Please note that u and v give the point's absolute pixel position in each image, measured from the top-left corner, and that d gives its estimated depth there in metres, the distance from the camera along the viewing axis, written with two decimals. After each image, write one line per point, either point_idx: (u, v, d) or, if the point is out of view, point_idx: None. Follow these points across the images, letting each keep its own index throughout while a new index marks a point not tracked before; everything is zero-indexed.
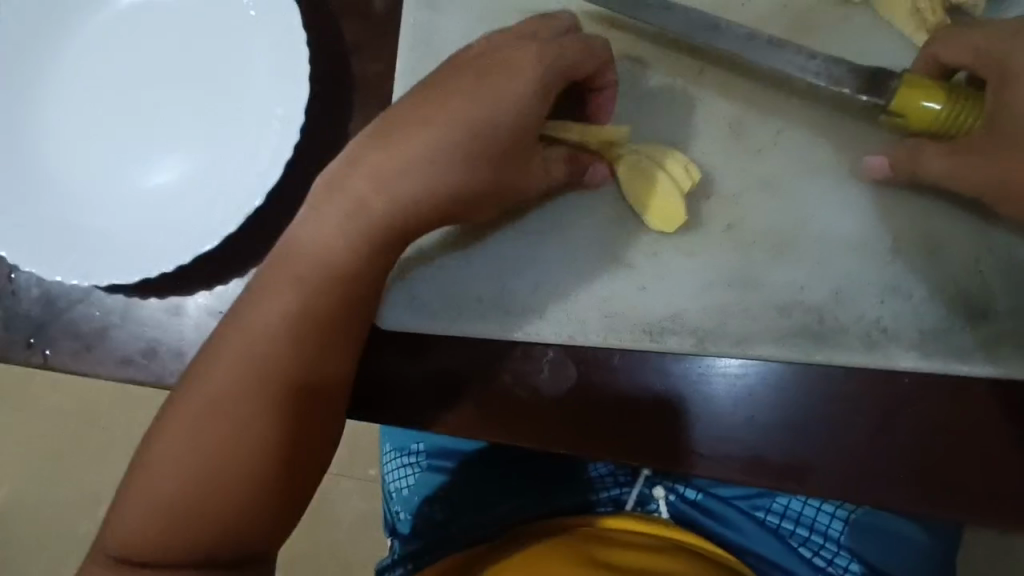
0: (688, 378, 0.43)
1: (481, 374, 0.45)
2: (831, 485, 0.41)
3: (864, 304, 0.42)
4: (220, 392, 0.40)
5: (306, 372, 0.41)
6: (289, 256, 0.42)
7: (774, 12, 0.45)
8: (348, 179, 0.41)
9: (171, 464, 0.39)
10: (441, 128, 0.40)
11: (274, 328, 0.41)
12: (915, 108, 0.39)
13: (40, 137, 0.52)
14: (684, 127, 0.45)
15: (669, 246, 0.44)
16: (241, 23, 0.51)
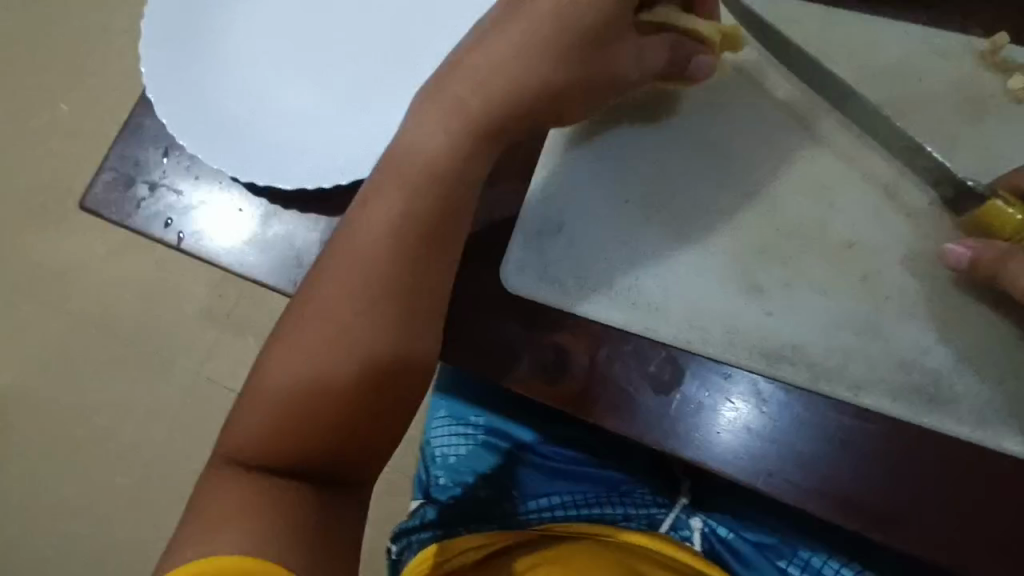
0: (756, 406, 0.44)
1: (609, 368, 0.46)
2: (927, 544, 0.41)
3: (981, 382, 0.43)
4: (336, 311, 0.43)
5: (384, 330, 0.43)
6: (360, 215, 0.44)
7: (947, 95, 0.48)
8: (435, 97, 0.45)
9: (287, 373, 0.42)
10: (521, 26, 0.43)
11: (387, 250, 0.43)
12: (1002, 212, 0.42)
13: (226, 39, 0.55)
14: (838, 178, 0.47)
15: (802, 282, 0.46)
16: None
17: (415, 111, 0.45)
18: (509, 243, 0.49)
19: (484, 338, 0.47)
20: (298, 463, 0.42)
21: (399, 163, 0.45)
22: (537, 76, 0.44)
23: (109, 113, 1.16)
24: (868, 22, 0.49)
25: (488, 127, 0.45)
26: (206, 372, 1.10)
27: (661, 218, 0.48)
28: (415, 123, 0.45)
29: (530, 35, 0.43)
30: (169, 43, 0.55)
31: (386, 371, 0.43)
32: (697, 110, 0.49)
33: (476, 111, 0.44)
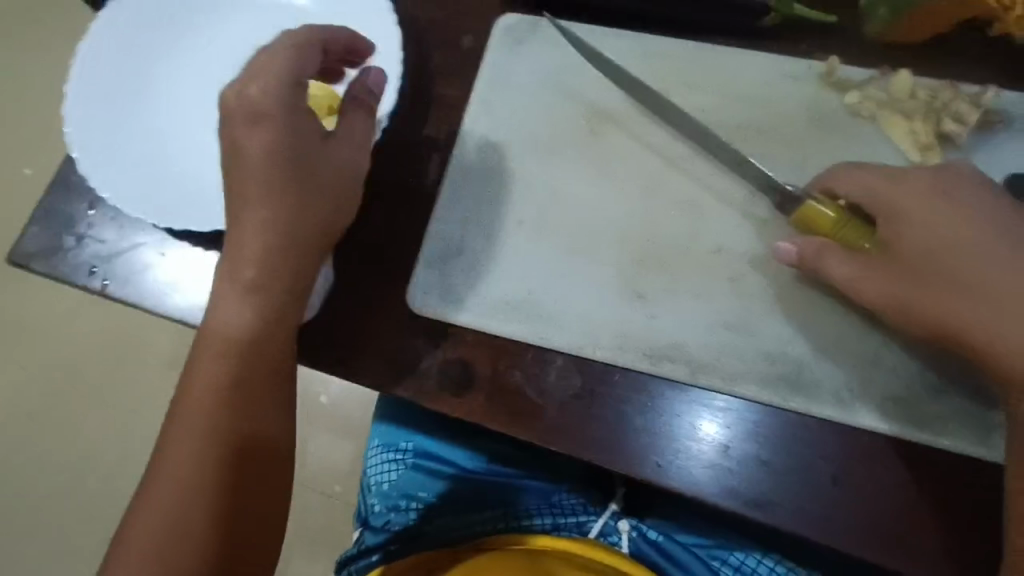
0: (671, 399, 0.48)
1: (512, 375, 0.50)
2: (795, 518, 0.45)
3: (839, 367, 0.47)
4: (216, 392, 0.46)
5: (240, 427, 0.46)
6: (212, 327, 0.47)
7: (796, 115, 0.54)
8: (268, 222, 0.45)
9: (184, 457, 0.46)
10: (274, 137, 0.45)
11: (252, 329, 0.46)
12: (819, 213, 0.46)
13: (143, 96, 0.59)
14: (704, 191, 0.52)
15: (678, 286, 0.50)
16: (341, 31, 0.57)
17: (237, 226, 0.46)
18: (415, 263, 0.53)
19: (396, 360, 0.51)
20: (200, 540, 0.45)
21: (226, 289, 0.46)
22: (309, 184, 0.46)
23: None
24: (722, 54, 0.55)
25: (298, 243, 0.46)
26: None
27: (551, 236, 0.53)
28: (231, 251, 0.46)
29: (269, 156, 0.45)
30: (87, 101, 0.58)
31: (258, 476, 0.47)
32: (578, 143, 0.55)
33: (298, 228, 0.46)
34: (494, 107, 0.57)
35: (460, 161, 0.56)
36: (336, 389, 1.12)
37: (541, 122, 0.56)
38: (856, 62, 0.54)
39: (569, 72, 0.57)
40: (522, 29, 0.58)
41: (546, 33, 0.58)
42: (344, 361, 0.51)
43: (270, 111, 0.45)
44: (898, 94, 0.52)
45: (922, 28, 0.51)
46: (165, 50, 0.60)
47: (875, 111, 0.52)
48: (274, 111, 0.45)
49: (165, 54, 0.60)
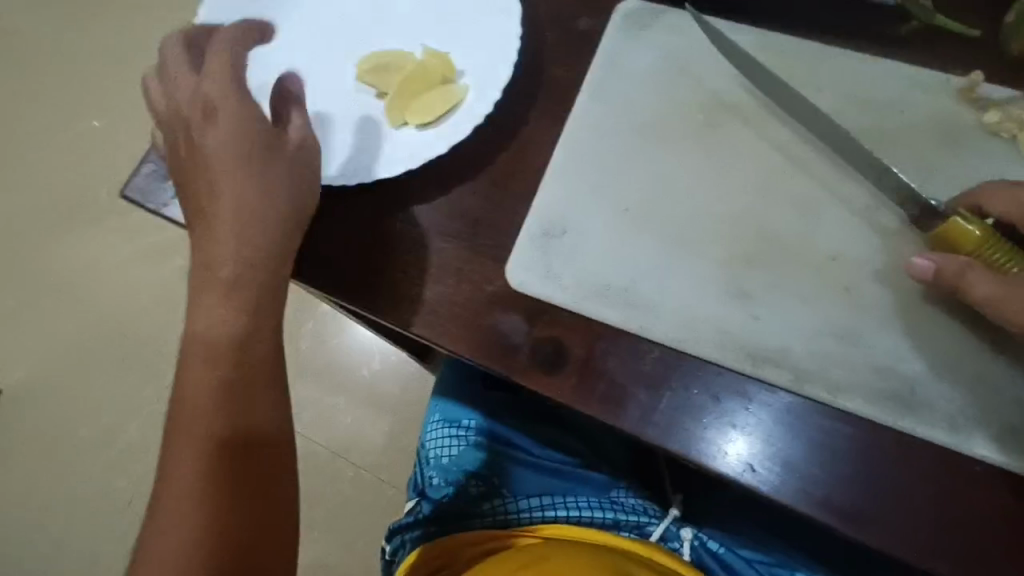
0: (739, 410, 0.47)
1: (607, 361, 0.49)
2: (893, 540, 0.44)
3: (955, 390, 0.45)
4: (195, 396, 0.46)
5: (245, 435, 0.46)
6: (195, 333, 0.47)
7: (928, 128, 0.51)
8: (234, 197, 0.48)
9: (193, 476, 0.44)
10: (244, 127, 0.49)
11: (213, 317, 0.47)
12: (963, 228, 0.44)
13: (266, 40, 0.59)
14: (824, 197, 0.51)
15: (789, 290, 0.49)
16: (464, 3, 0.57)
17: (221, 218, 0.48)
18: (518, 238, 0.53)
19: (492, 332, 0.51)
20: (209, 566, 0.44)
21: (209, 292, 0.47)
22: (278, 170, 0.49)
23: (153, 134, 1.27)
24: (849, 57, 0.54)
25: (268, 213, 0.48)
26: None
27: (654, 227, 0.52)
28: (204, 234, 0.48)
29: (233, 134, 0.49)
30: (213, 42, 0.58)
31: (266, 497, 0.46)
32: (694, 135, 0.54)
33: (257, 204, 0.48)
34: (610, 90, 0.56)
35: (570, 140, 0.55)
36: (388, 363, 1.13)
37: (657, 110, 0.55)
38: (999, 79, 0.52)
39: (691, 63, 0.55)
40: (643, 15, 0.57)
41: (669, 21, 0.57)
42: (438, 328, 0.51)
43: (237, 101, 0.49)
44: None
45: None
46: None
47: (1016, 132, 0.50)
48: (225, 133, 0.49)
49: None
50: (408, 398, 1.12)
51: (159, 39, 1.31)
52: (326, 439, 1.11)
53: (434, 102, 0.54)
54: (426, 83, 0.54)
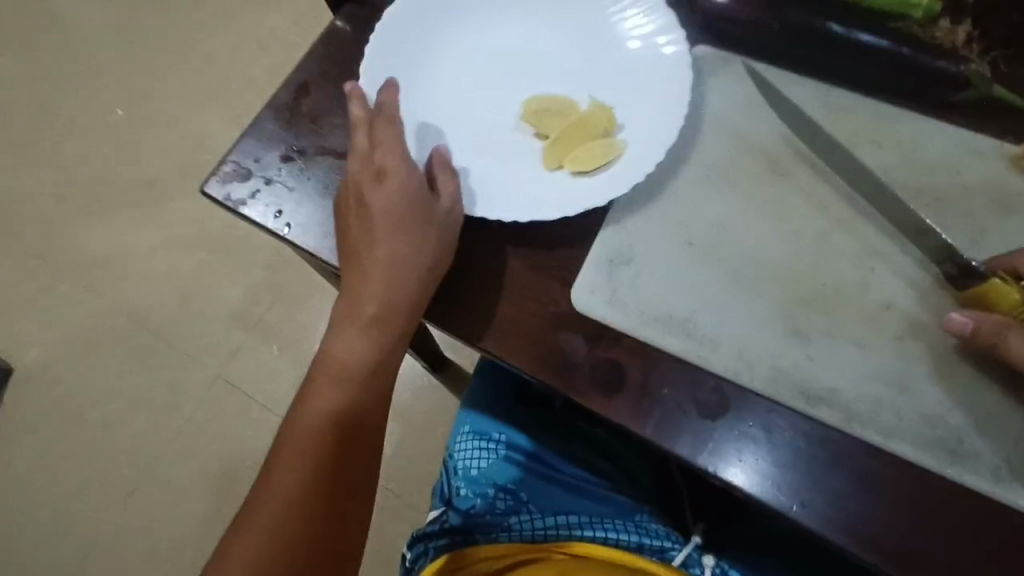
0: (784, 444, 0.49)
1: (662, 389, 0.51)
2: None
3: (999, 443, 0.47)
4: (313, 414, 0.54)
5: (348, 450, 0.54)
6: (326, 370, 0.54)
7: (976, 190, 0.54)
8: (389, 250, 0.54)
9: (293, 474, 0.52)
10: (405, 188, 0.54)
11: (343, 353, 0.54)
12: (1002, 290, 0.48)
13: (437, 62, 0.62)
14: (878, 249, 0.53)
15: (842, 335, 0.51)
16: (633, 56, 0.60)
17: (370, 266, 0.54)
18: (582, 264, 0.55)
19: (550, 350, 0.53)
20: (297, 553, 0.51)
21: (352, 320, 0.54)
22: (426, 230, 0.54)
23: (194, 131, 1.31)
24: (906, 118, 0.57)
25: (415, 269, 0.53)
26: (246, 370, 1.17)
27: (717, 264, 0.55)
28: (355, 276, 0.55)
29: (395, 197, 0.54)
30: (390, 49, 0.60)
31: (351, 502, 0.54)
32: (757, 179, 0.57)
33: (409, 260, 0.53)
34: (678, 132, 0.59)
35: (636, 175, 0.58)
36: (405, 372, 1.15)
37: (724, 152, 0.58)
38: None
39: (757, 111, 0.58)
40: (714, 63, 0.60)
41: (737, 70, 0.60)
42: (502, 342, 0.54)
43: (403, 165, 0.55)
44: None
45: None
46: (472, 22, 0.63)
47: None
48: (391, 193, 0.54)
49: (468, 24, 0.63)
50: (422, 407, 1.13)
51: (210, 44, 1.37)
52: None
53: (593, 152, 0.56)
54: (588, 132, 0.56)
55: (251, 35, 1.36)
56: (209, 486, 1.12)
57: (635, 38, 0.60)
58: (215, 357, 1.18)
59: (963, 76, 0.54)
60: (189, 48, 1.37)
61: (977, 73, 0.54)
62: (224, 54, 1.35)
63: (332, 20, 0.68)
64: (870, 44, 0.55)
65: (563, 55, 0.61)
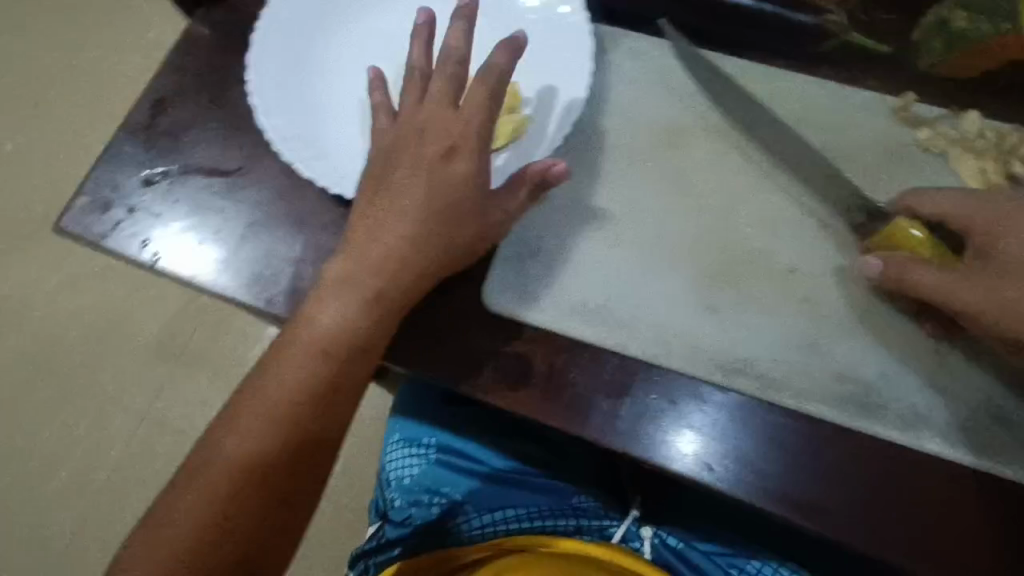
0: (694, 410, 0.49)
1: (579, 378, 0.50)
2: (849, 528, 0.46)
3: (906, 392, 0.49)
4: (276, 388, 0.46)
5: (306, 437, 0.46)
6: (298, 341, 0.47)
7: (870, 140, 0.54)
8: (403, 227, 0.48)
9: (235, 450, 0.45)
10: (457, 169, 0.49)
11: (333, 326, 0.46)
12: (907, 230, 0.47)
13: (332, 56, 0.59)
14: (780, 211, 0.53)
15: (752, 303, 0.51)
16: (539, 25, 0.57)
17: (381, 239, 0.48)
18: (488, 259, 0.53)
19: (455, 353, 0.50)
20: (227, 538, 0.45)
21: (342, 291, 0.47)
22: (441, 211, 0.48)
23: (66, 147, 1.19)
24: (796, 75, 0.56)
25: (429, 262, 0.48)
26: (167, 404, 1.07)
27: (625, 243, 0.53)
28: (359, 244, 0.48)
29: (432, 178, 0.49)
30: (278, 47, 0.57)
31: (293, 496, 0.47)
32: (658, 150, 0.55)
33: (426, 245, 0.48)
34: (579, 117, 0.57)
35: None
36: None
37: (625, 129, 0.56)
38: (928, 95, 0.55)
39: (650, 79, 0.57)
40: (605, 38, 0.58)
41: (628, 41, 0.58)
42: (405, 351, 0.50)
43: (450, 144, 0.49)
44: (970, 134, 0.53)
45: (970, 70, 0.54)
46: (365, 7, 0.60)
47: (948, 148, 0.53)
48: (430, 175, 0.49)
49: (363, 9, 0.60)
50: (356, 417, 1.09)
51: (75, 50, 1.24)
52: None
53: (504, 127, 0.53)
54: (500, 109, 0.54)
55: (121, 37, 1.24)
56: (126, 530, 1.03)
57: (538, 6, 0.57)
58: (118, 391, 1.08)
59: (824, 29, 0.56)
60: (51, 57, 1.24)
61: (836, 24, 0.55)
62: (91, 63, 1.23)
63: (189, 25, 0.63)
64: (732, 1, 0.56)
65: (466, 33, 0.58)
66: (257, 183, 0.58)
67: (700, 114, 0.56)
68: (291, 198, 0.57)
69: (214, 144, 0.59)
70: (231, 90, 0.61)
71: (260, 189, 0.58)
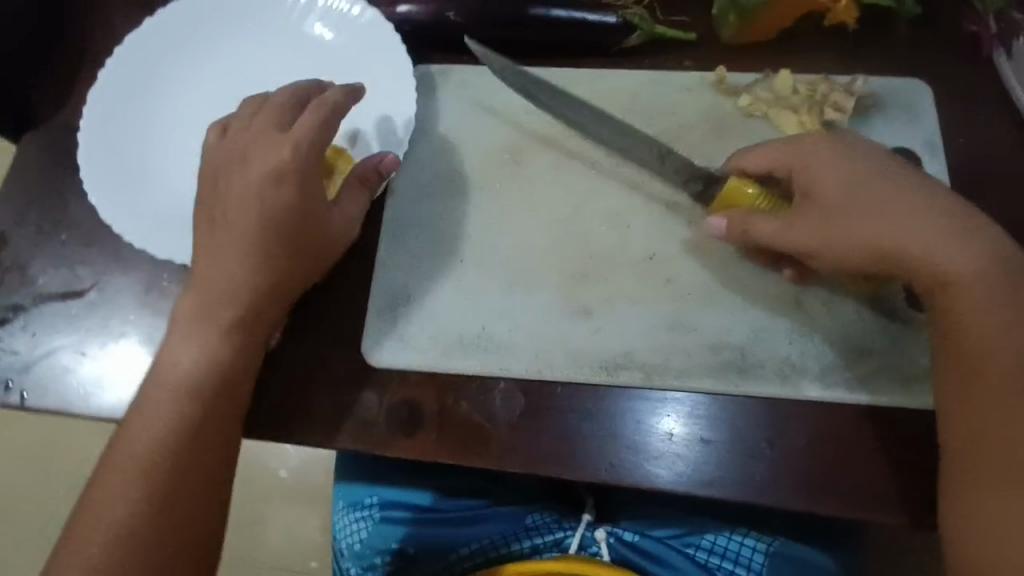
0: (584, 409, 0.50)
1: (474, 411, 0.51)
2: (753, 490, 0.47)
3: (778, 345, 0.50)
4: (149, 426, 0.47)
5: (186, 466, 0.47)
6: (162, 374, 0.48)
7: (693, 118, 0.57)
8: (240, 243, 0.49)
9: (112, 497, 0.46)
10: (263, 168, 0.49)
11: (194, 353, 0.48)
12: (743, 187, 0.49)
13: (165, 133, 0.59)
14: (630, 203, 0.55)
15: (620, 298, 0.53)
16: (358, 68, 0.59)
17: (213, 258, 0.49)
18: (364, 315, 0.54)
19: (349, 416, 0.51)
20: None
21: (197, 318, 0.49)
22: (272, 220, 0.49)
23: None
24: (611, 74, 0.59)
25: (266, 272, 0.49)
26: None
27: (489, 268, 0.54)
28: (200, 267, 0.50)
29: (248, 190, 0.49)
30: (107, 136, 0.58)
31: (186, 532, 0.46)
32: (503, 172, 0.57)
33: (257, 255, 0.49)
34: (423, 156, 0.59)
35: (393, 210, 0.57)
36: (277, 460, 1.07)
37: (469, 161, 0.58)
38: (736, 65, 0.59)
39: (484, 104, 0.60)
40: (433, 79, 0.61)
41: (457, 77, 0.61)
42: (301, 425, 0.51)
43: (266, 151, 0.50)
44: (784, 93, 0.56)
45: (765, 31, 0.58)
46: (190, 79, 0.60)
47: (766, 110, 0.57)
48: (248, 184, 0.50)
49: (187, 80, 0.60)
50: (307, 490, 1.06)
51: None
52: (244, 559, 1.00)
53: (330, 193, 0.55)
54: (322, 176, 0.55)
55: None
56: None
57: (357, 56, 0.59)
58: None
59: (627, 22, 0.58)
60: None
61: (635, 15, 0.58)
62: None
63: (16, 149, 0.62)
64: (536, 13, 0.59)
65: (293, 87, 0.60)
66: (115, 296, 0.58)
67: (535, 130, 0.59)
68: (155, 303, 0.57)
69: (63, 268, 0.59)
70: (71, 206, 0.60)
71: (119, 303, 0.57)
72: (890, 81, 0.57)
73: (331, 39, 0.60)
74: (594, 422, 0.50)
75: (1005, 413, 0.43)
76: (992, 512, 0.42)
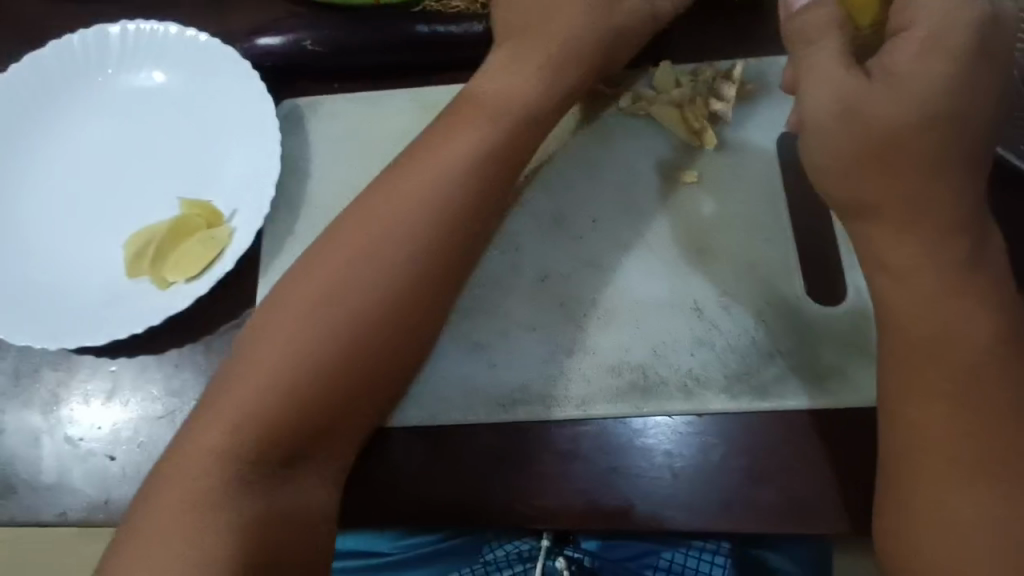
0: (485, 451, 0.47)
1: (371, 468, 0.47)
2: (667, 515, 0.44)
3: (678, 357, 0.48)
4: (292, 324, 0.42)
5: (347, 376, 0.41)
6: (316, 270, 0.44)
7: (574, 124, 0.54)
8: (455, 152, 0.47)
9: (237, 396, 0.40)
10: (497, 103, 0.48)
11: (360, 259, 0.43)
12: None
13: (14, 204, 0.54)
14: (520, 223, 0.52)
15: (513, 326, 0.50)
16: (218, 111, 0.55)
17: (428, 154, 0.47)
18: None
19: None
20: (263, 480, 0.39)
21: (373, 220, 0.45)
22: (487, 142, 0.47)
23: None
24: None
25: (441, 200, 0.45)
26: None
27: None
28: (410, 177, 0.46)
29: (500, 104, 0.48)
30: None
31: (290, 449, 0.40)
32: None
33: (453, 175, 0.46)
34: (297, 197, 0.55)
35: (271, 262, 0.53)
36: None
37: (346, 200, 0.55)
38: None
39: (358, 136, 0.57)
40: (301, 114, 0.57)
41: (327, 110, 0.57)
42: None
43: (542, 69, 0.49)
44: (665, 86, 0.53)
45: None
46: (38, 144, 0.56)
47: (649, 108, 0.53)
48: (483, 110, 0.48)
49: (35, 146, 0.56)
50: None
51: None
52: None
53: (192, 254, 0.51)
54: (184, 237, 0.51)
55: None
56: None
57: (215, 99, 0.55)
58: None
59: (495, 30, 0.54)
60: None
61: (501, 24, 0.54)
62: None
63: None
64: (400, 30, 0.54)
65: (149, 139, 0.56)
66: None
67: None
68: (26, 391, 0.53)
69: None
70: None
71: None
72: (775, 61, 0.53)
73: (186, 85, 0.56)
74: (498, 462, 0.47)
75: (956, 397, 0.37)
76: (947, 509, 0.36)
